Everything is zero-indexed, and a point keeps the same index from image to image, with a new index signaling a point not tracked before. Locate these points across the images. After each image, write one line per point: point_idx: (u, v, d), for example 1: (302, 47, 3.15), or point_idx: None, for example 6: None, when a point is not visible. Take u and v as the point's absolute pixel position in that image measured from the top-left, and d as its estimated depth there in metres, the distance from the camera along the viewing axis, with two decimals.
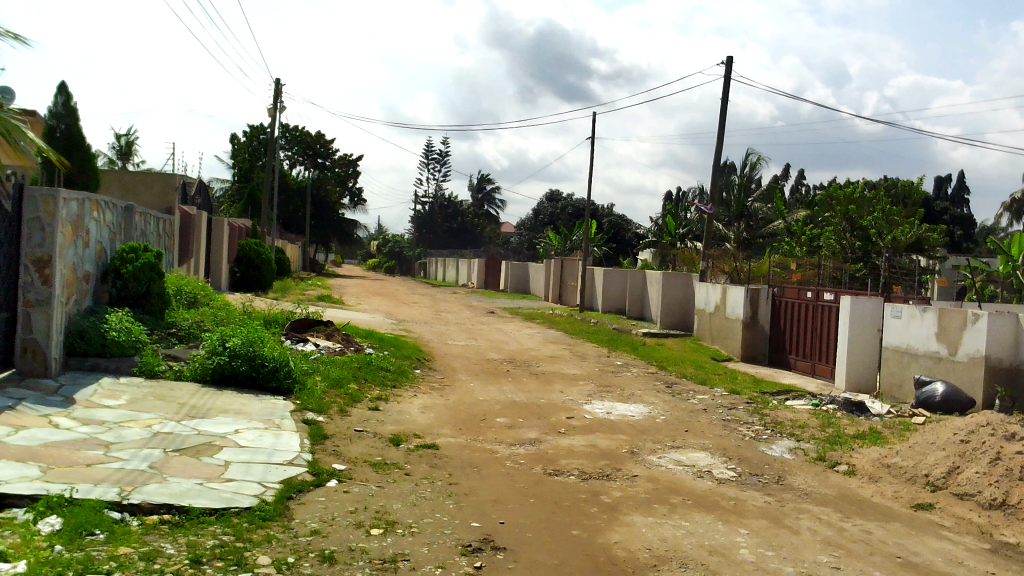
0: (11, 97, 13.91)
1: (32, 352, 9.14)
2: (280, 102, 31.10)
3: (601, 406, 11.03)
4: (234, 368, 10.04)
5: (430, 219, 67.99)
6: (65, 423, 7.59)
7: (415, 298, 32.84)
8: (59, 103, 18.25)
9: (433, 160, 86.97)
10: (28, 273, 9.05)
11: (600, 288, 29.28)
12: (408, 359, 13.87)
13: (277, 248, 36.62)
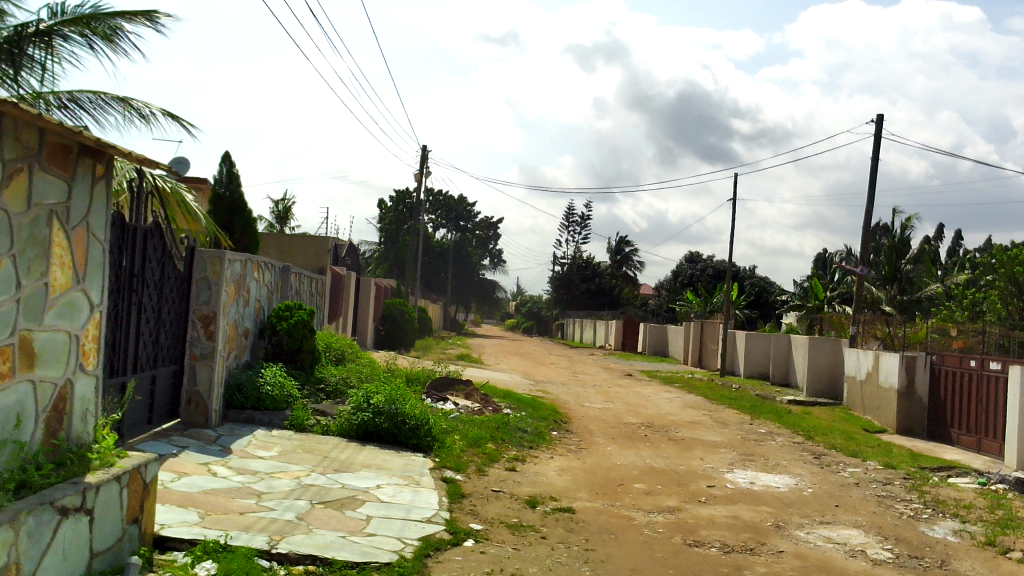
0: (186, 166, 15.24)
1: (196, 404, 9.76)
2: (426, 168, 32.52)
3: (744, 476, 10.61)
4: (378, 425, 10.34)
5: (568, 280, 68.35)
6: (222, 472, 8.03)
7: (552, 359, 32.93)
8: (223, 171, 19.68)
9: (572, 222, 87.81)
10: (194, 328, 9.77)
11: (742, 352, 28.43)
12: (545, 420, 13.86)
13: (419, 308, 37.81)
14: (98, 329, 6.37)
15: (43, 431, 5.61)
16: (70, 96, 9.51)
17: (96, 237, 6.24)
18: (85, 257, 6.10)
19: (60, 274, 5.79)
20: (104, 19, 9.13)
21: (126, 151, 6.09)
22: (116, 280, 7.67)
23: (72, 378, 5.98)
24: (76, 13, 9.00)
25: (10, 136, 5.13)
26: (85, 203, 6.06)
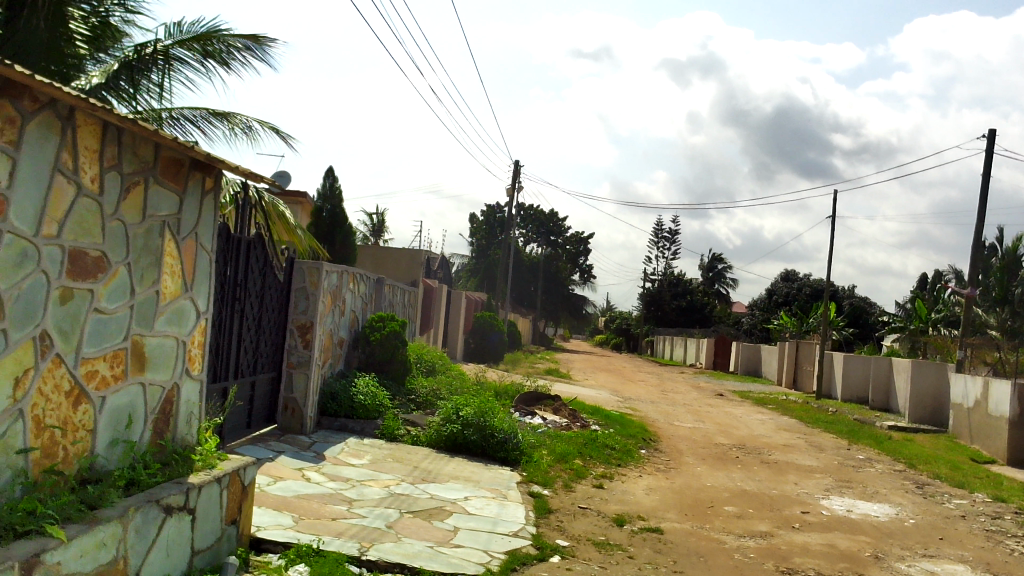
0: (287, 180, 15.85)
1: (292, 410, 10.05)
2: (518, 182, 32.74)
3: (840, 503, 10.23)
4: (466, 437, 10.41)
5: (658, 297, 67.58)
6: (315, 477, 8.24)
7: (642, 376, 32.58)
8: (326, 186, 20.29)
9: (664, 238, 86.90)
10: (292, 337, 10.06)
11: (840, 375, 27.48)
12: (633, 438, 13.70)
13: (509, 322, 37.99)
14: (203, 335, 6.64)
15: (151, 432, 5.88)
16: (184, 112, 9.99)
17: (204, 247, 6.52)
18: (193, 267, 6.37)
19: (170, 282, 6.06)
20: (218, 40, 9.49)
21: (233, 165, 6.34)
22: (221, 289, 7.99)
23: (179, 381, 6.25)
24: (193, 34, 9.36)
25: (129, 151, 5.42)
26: (195, 214, 6.34)
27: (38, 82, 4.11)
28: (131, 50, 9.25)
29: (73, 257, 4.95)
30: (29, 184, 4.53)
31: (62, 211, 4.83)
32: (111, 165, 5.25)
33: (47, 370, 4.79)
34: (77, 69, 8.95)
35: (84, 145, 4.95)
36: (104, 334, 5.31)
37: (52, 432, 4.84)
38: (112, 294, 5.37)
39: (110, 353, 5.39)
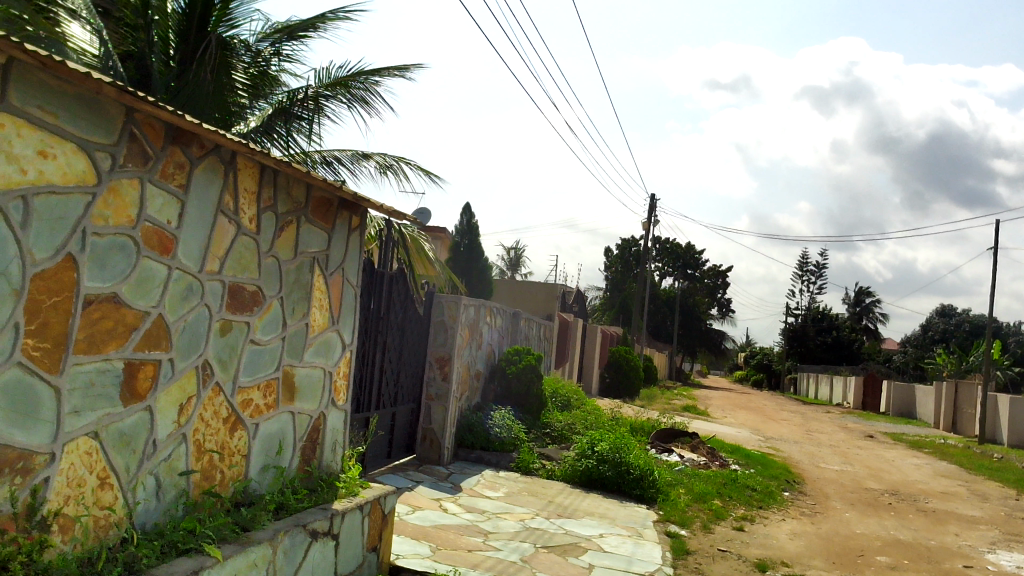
0: (428, 216, 16.39)
1: (430, 441, 10.26)
2: (654, 215, 32.49)
3: (1009, 558, 9.42)
4: (601, 473, 10.30)
5: (802, 333, 65.05)
6: (453, 508, 8.38)
7: (785, 415, 31.29)
8: (464, 221, 20.78)
9: (807, 270, 83.69)
10: (431, 369, 10.31)
11: (1006, 418, 25.51)
12: (776, 479, 13.15)
13: (645, 357, 37.49)
14: (348, 367, 6.91)
15: (299, 458, 6.17)
16: (334, 152, 10.52)
17: (350, 282, 6.82)
18: (340, 300, 6.67)
19: (318, 314, 6.35)
20: (363, 82, 9.96)
21: (378, 203, 6.62)
22: (364, 323, 8.31)
23: (326, 411, 6.53)
24: (341, 78, 9.87)
25: (283, 192, 5.76)
26: (342, 251, 6.65)
27: (205, 129, 4.44)
28: (285, 95, 9.84)
29: (233, 292, 5.28)
30: (195, 223, 4.88)
31: (224, 247, 5.17)
32: (267, 206, 5.59)
33: (208, 398, 5.11)
34: (237, 116, 9.62)
35: (243, 188, 5.30)
36: (258, 364, 5.62)
37: (211, 456, 5.15)
38: (266, 325, 5.69)
39: (263, 382, 5.70)
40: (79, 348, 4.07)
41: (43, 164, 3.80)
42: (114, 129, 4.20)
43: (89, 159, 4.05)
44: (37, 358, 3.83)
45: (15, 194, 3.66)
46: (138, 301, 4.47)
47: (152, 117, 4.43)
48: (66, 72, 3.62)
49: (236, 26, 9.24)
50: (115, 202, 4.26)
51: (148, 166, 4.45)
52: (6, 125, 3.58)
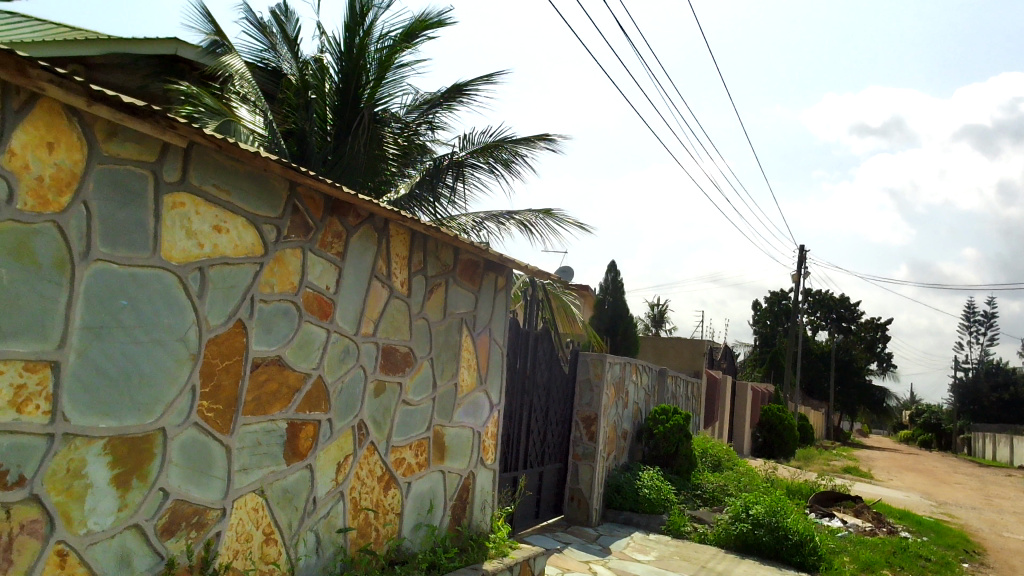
0: (571, 275, 16.49)
1: (577, 501, 10.13)
2: (804, 268, 31.32)
3: None
4: (757, 538, 9.81)
5: (974, 389, 60.40)
6: (602, 571, 8.20)
7: (959, 478, 28.92)
8: (608, 280, 20.82)
9: (977, 321, 78.05)
10: (577, 429, 10.25)
11: None
12: (953, 549, 12.12)
13: (799, 415, 35.79)
14: (496, 426, 7.00)
15: (450, 517, 6.26)
16: (479, 215, 10.81)
17: (497, 342, 6.95)
18: (487, 360, 6.80)
19: (467, 374, 6.48)
20: (507, 147, 10.21)
21: (523, 264, 6.73)
22: (511, 382, 8.40)
23: (474, 470, 6.62)
24: (486, 144, 10.16)
25: (433, 256, 5.96)
26: (489, 311, 6.79)
27: (361, 200, 4.69)
28: (433, 162, 10.23)
29: (386, 353, 5.48)
30: (352, 288, 5.12)
31: (378, 311, 5.38)
32: (418, 270, 5.79)
33: (364, 457, 5.28)
34: (388, 184, 10.06)
35: (395, 253, 5.53)
36: (410, 424, 5.76)
37: (367, 514, 5.30)
38: (418, 386, 5.85)
39: (415, 441, 5.83)
40: (247, 409, 4.32)
41: (217, 238, 4.10)
42: (279, 203, 4.50)
43: (257, 232, 4.35)
44: (210, 419, 4.09)
45: (193, 266, 3.97)
46: (300, 363, 4.71)
47: (313, 190, 4.72)
48: (238, 153, 3.92)
49: (388, 100, 9.72)
50: (280, 270, 4.53)
51: (309, 236, 4.73)
52: (186, 204, 3.92)
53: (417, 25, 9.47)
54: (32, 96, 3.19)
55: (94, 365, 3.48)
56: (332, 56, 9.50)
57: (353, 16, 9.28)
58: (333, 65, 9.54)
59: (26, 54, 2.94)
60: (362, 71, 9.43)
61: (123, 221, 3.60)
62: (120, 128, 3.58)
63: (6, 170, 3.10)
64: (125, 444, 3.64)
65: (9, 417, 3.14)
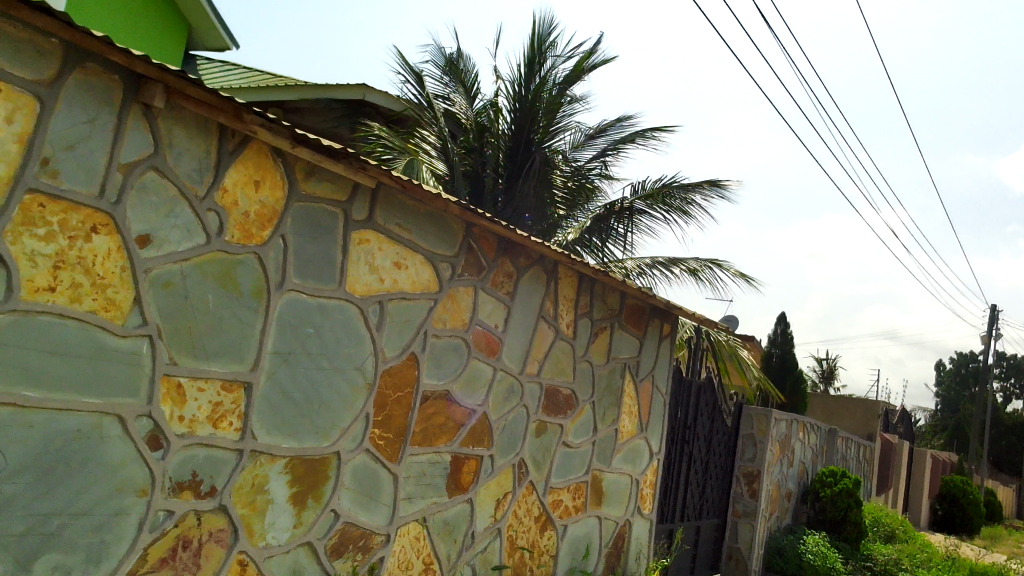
0: (735, 324, 16.05)
1: (736, 560, 9.67)
2: (996, 329, 28.83)
3: None
4: None
5: None
6: None
7: None
8: (777, 331, 20.12)
9: None
10: (738, 484, 9.88)
11: None
12: None
13: (986, 490, 32.73)
14: (655, 475, 6.90)
15: (604, 564, 6.18)
16: (645, 260, 10.74)
17: (659, 390, 6.88)
18: (649, 408, 6.73)
19: (628, 421, 6.44)
20: (678, 192, 10.12)
21: (690, 311, 6.64)
22: (671, 431, 8.23)
23: (631, 519, 6.53)
24: (655, 189, 10.10)
25: (599, 299, 5.99)
26: (652, 358, 6.72)
27: (533, 242, 4.78)
28: (601, 206, 10.24)
29: (549, 394, 5.53)
30: (520, 328, 5.22)
31: (543, 351, 5.45)
32: (584, 312, 5.83)
33: (522, 495, 5.33)
34: (556, 228, 10.15)
35: (562, 295, 5.59)
36: (569, 467, 5.76)
37: (522, 553, 5.32)
38: (579, 429, 5.85)
39: (574, 484, 5.83)
40: (415, 439, 4.47)
41: (397, 274, 4.31)
42: (454, 242, 4.67)
43: (434, 269, 4.53)
44: (381, 446, 4.27)
45: (374, 300, 4.18)
46: (467, 398, 4.83)
47: (488, 231, 4.87)
48: (421, 194, 4.11)
49: (558, 140, 9.97)
50: (453, 307, 4.69)
51: (481, 275, 4.87)
52: (371, 240, 4.14)
53: (582, 65, 9.76)
54: (245, 139, 3.50)
55: (281, 388, 3.72)
56: (507, 100, 9.81)
57: (529, 62, 9.71)
58: (508, 108, 9.85)
59: (242, 101, 3.23)
60: (534, 115, 9.73)
61: (316, 254, 3.86)
62: (318, 168, 3.85)
63: (218, 205, 3.41)
64: (304, 465, 3.85)
65: (206, 431, 3.41)
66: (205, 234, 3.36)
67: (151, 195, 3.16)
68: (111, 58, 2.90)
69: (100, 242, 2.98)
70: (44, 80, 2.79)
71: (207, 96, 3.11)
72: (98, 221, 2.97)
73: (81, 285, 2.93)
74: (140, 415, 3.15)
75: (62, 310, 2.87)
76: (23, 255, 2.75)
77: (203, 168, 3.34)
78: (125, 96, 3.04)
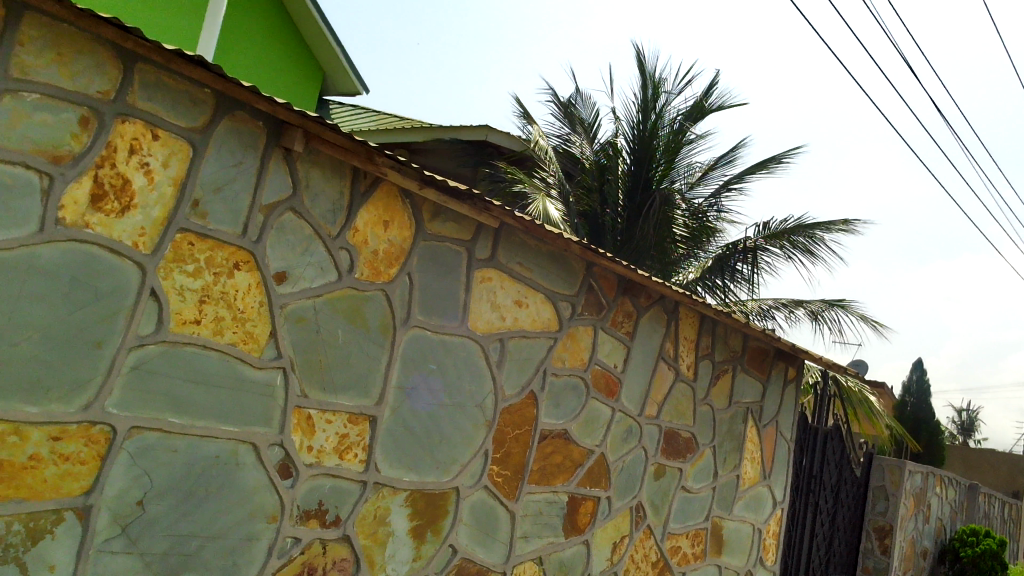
0: (864, 369, 15.35)
1: None
2: None
3: None
4: None
5: None
6: None
7: None
8: (912, 379, 19.12)
9: None
10: (868, 539, 9.36)
11: None
12: None
13: None
14: (778, 526, 6.66)
15: None
16: (767, 301, 10.45)
17: (783, 436, 6.66)
18: (772, 455, 6.51)
19: (751, 467, 6.25)
20: (803, 231, 9.84)
21: (817, 355, 6.42)
22: (796, 479, 7.92)
23: (752, 569, 6.30)
24: (780, 229, 9.86)
25: (721, 341, 5.87)
26: (777, 403, 6.51)
27: (655, 282, 4.74)
28: (723, 247, 10.01)
29: (669, 437, 5.43)
30: (639, 369, 5.17)
31: (663, 393, 5.37)
32: (705, 354, 5.71)
33: (640, 539, 5.23)
34: (675, 267, 10.01)
35: (684, 336, 5.51)
36: (688, 512, 5.63)
37: None
38: (699, 473, 5.72)
39: (693, 530, 5.68)
40: (533, 478, 4.48)
41: (518, 312, 4.36)
42: (575, 281, 4.69)
43: (554, 308, 4.56)
44: (498, 483, 4.29)
45: (495, 337, 4.24)
46: (585, 438, 4.81)
47: (608, 271, 4.87)
48: (543, 233, 4.17)
49: (678, 179, 9.89)
50: (572, 346, 4.69)
51: (601, 315, 4.86)
52: (493, 279, 4.21)
53: (701, 102, 9.70)
54: (375, 181, 3.65)
55: (404, 423, 3.81)
56: (626, 140, 9.82)
57: (648, 101, 9.72)
58: (627, 148, 9.86)
59: (374, 144, 3.37)
60: (655, 154, 9.70)
61: (440, 293, 3.96)
62: (443, 209, 3.96)
63: (350, 244, 3.55)
64: (425, 498, 3.92)
65: (333, 462, 3.52)
66: (337, 272, 3.51)
67: (288, 235, 3.32)
68: (257, 106, 3.09)
69: (241, 279, 3.16)
70: (197, 127, 3.00)
71: (342, 140, 3.27)
72: (240, 259, 3.15)
73: (223, 318, 3.10)
74: (273, 444, 3.29)
75: (206, 341, 3.04)
76: (173, 290, 2.95)
77: (337, 209, 3.50)
78: (268, 141, 3.23)
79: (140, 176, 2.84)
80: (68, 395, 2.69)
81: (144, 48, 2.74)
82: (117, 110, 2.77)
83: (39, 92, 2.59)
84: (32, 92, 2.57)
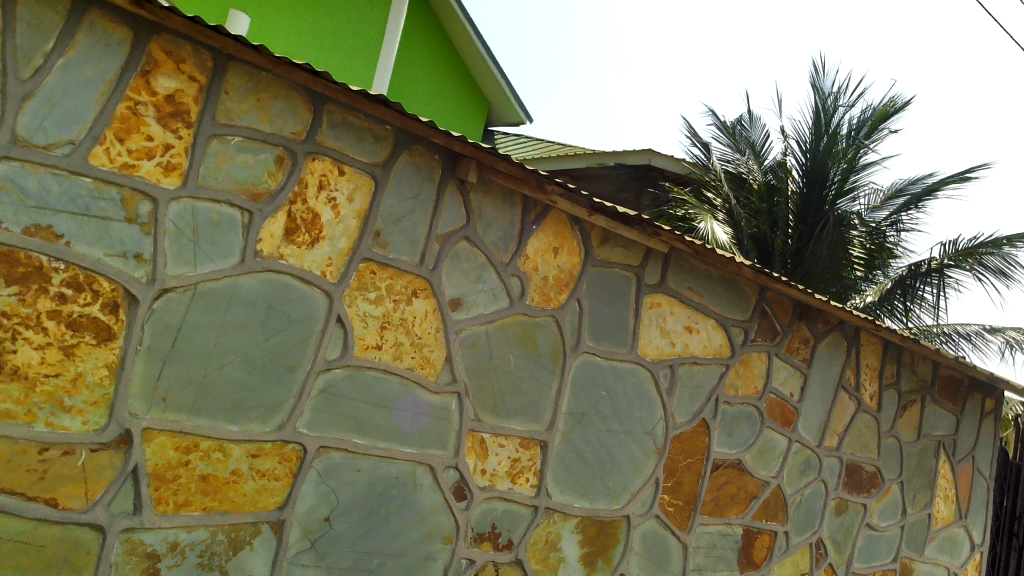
0: None
1: None
2: None
3: None
4: None
5: None
6: None
7: None
8: None
9: None
10: None
11: None
12: None
13: None
14: (976, 571, 6.14)
15: None
16: (955, 327, 9.71)
17: (980, 473, 6.14)
18: (968, 494, 6.01)
19: (944, 506, 5.80)
20: (994, 249, 9.09)
21: (1018, 386, 5.90)
22: None
23: None
24: (968, 247, 9.16)
25: (908, 369, 5.50)
26: (972, 438, 6.03)
27: (833, 306, 4.52)
28: (905, 269, 9.40)
29: (851, 470, 5.14)
30: (818, 398, 4.93)
31: (843, 424, 5.09)
32: (890, 382, 5.38)
33: None
34: (852, 291, 9.49)
35: (866, 364, 5.22)
36: (875, 551, 5.29)
37: None
38: (885, 510, 5.36)
39: (880, 571, 5.33)
40: (705, 508, 4.36)
41: (688, 338, 4.27)
42: (747, 306, 4.55)
43: (726, 334, 4.44)
44: (670, 513, 4.21)
45: (665, 363, 4.18)
46: (760, 469, 4.63)
47: (782, 294, 4.70)
48: (714, 258, 4.08)
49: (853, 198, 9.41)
50: (745, 373, 4.54)
51: (776, 340, 4.69)
52: (663, 304, 4.16)
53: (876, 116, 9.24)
54: (545, 209, 3.71)
55: (574, 449, 3.82)
56: (796, 159, 9.48)
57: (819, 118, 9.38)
58: (797, 167, 9.50)
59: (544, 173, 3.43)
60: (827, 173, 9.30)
61: (609, 319, 3.95)
62: (611, 234, 3.96)
63: (521, 271, 3.61)
64: (596, 526, 3.90)
65: (506, 486, 3.57)
66: (508, 298, 3.58)
67: (463, 263, 3.43)
68: (434, 139, 3.21)
69: (419, 305, 3.28)
70: (379, 162, 3.16)
71: (513, 169, 3.34)
72: (417, 286, 3.28)
73: (402, 343, 3.23)
74: (448, 467, 3.38)
75: (386, 366, 3.18)
76: (358, 316, 3.11)
77: (508, 237, 3.58)
78: (443, 173, 3.35)
79: (327, 210, 3.03)
80: (265, 415, 2.88)
81: (332, 90, 2.93)
82: (308, 149, 2.96)
83: (241, 136, 2.81)
84: (235, 136, 2.80)
